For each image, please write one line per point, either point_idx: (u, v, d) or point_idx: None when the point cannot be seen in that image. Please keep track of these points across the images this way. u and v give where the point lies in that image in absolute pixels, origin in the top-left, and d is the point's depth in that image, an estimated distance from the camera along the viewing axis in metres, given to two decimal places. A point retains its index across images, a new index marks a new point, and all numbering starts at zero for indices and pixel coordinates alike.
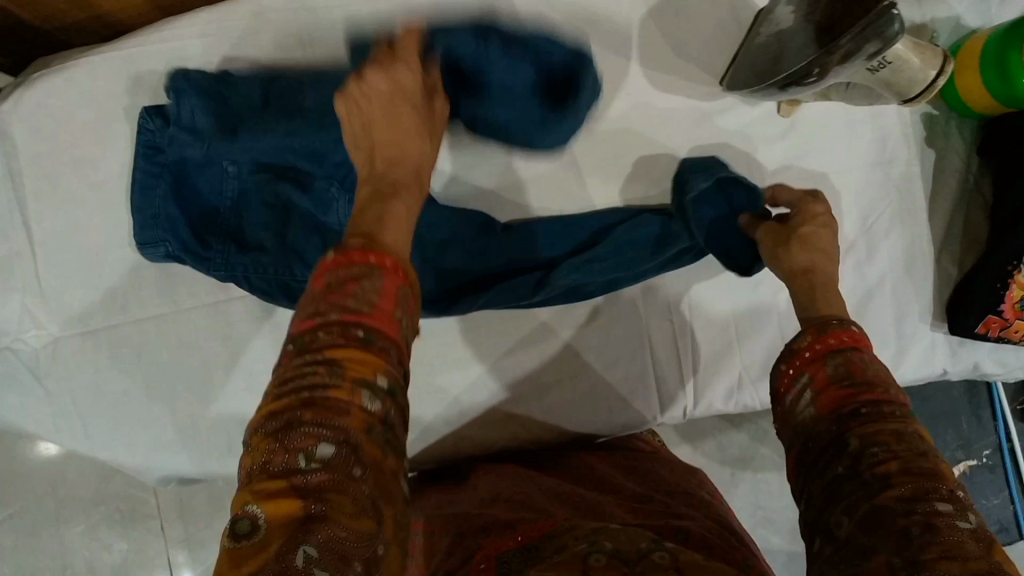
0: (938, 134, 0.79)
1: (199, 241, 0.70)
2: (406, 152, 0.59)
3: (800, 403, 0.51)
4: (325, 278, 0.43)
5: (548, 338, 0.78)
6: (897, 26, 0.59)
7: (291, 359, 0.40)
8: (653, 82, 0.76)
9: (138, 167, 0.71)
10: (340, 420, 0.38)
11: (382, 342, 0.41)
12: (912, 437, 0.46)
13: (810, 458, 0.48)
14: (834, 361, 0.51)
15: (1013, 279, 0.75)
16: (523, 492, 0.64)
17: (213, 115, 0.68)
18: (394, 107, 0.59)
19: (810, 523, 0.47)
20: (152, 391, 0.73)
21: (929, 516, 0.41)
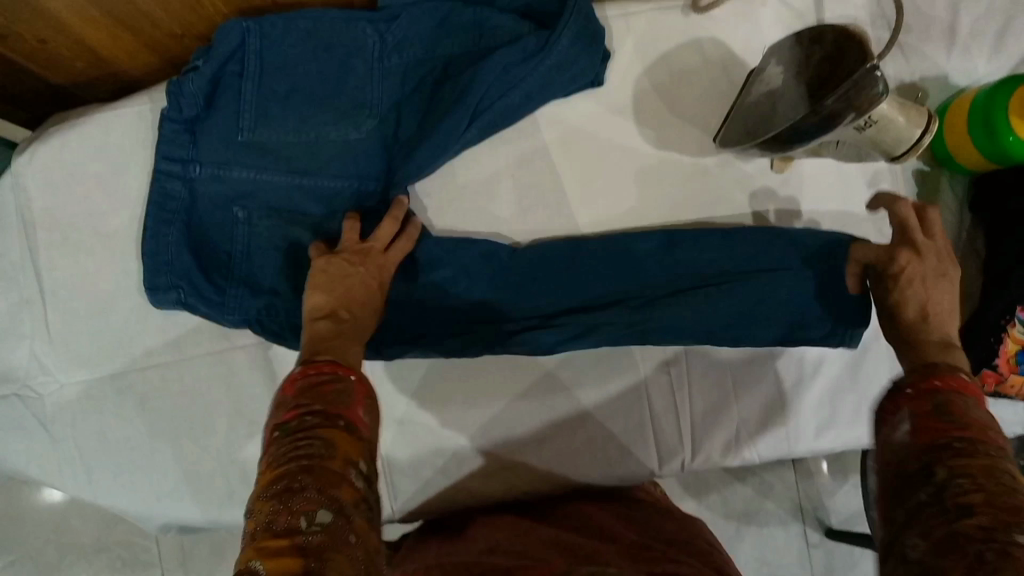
0: (930, 188, 0.81)
1: (213, 286, 0.72)
2: (364, 306, 0.62)
3: (895, 434, 0.51)
4: (302, 381, 0.51)
5: (547, 388, 0.79)
6: (882, 85, 0.62)
7: (283, 438, 0.47)
8: (649, 138, 0.78)
9: (150, 215, 0.72)
10: (336, 490, 0.44)
11: (360, 434, 0.49)
12: (1003, 475, 0.46)
13: (897, 484, 0.49)
14: (938, 399, 0.51)
15: (1007, 332, 0.75)
16: (522, 543, 0.64)
17: (226, 155, 0.72)
18: (360, 281, 0.63)
19: (887, 545, 0.47)
20: (155, 438, 0.74)
21: (1005, 544, 0.41)
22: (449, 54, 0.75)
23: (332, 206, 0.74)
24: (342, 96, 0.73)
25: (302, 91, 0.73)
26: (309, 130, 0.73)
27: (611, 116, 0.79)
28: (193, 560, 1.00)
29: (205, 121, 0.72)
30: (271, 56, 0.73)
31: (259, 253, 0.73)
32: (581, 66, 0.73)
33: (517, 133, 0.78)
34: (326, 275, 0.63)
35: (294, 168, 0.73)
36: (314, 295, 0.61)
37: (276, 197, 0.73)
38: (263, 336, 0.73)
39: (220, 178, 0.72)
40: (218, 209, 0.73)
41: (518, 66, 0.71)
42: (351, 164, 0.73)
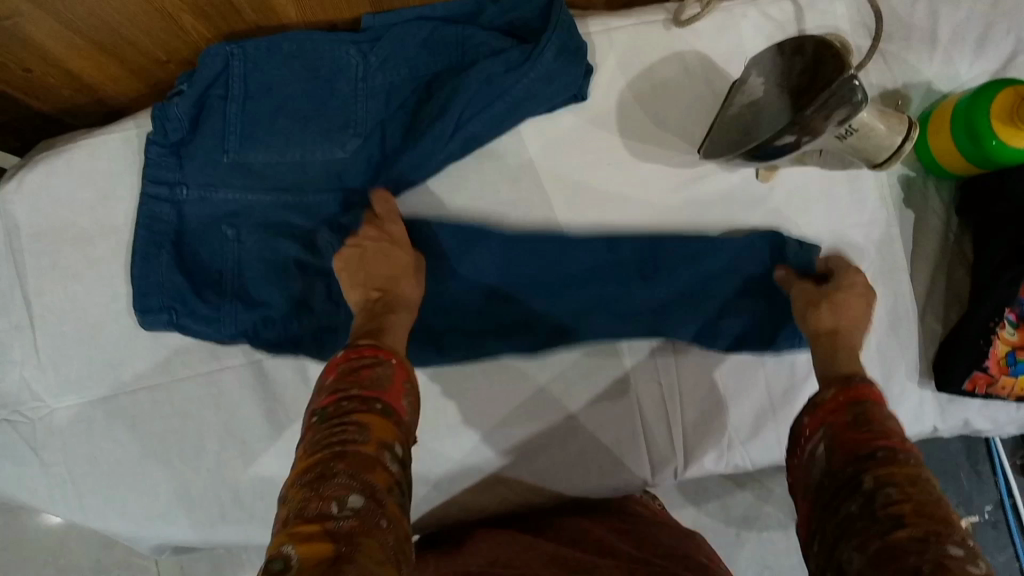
0: (916, 195, 0.81)
1: (205, 303, 0.72)
2: (396, 279, 0.66)
3: (819, 448, 0.53)
4: (341, 367, 0.51)
5: (538, 400, 0.79)
6: (861, 93, 0.62)
7: (320, 423, 0.47)
8: (634, 152, 0.79)
9: (138, 238, 0.73)
10: (368, 475, 0.44)
11: (397, 417, 0.49)
12: (927, 483, 0.47)
13: (826, 498, 0.50)
14: (856, 410, 0.53)
15: (995, 334, 0.75)
16: (523, 560, 0.64)
17: (211, 176, 0.73)
18: (379, 254, 0.67)
19: (823, 560, 0.47)
20: (145, 461, 0.75)
21: (938, 555, 0.42)
22: (431, 72, 0.74)
23: (318, 219, 0.74)
24: (324, 112, 0.74)
25: (286, 110, 0.73)
26: (293, 150, 0.73)
27: (595, 130, 0.79)
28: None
29: (190, 144, 0.73)
30: (256, 78, 0.73)
31: (251, 265, 0.74)
32: (569, 76, 0.72)
33: (503, 149, 0.78)
34: (347, 269, 0.66)
35: (280, 185, 0.74)
36: (348, 289, 0.65)
37: (264, 214, 0.74)
38: (259, 348, 0.74)
39: (206, 200, 0.73)
40: (206, 228, 0.74)
41: (501, 77, 0.71)
42: (337, 179, 0.74)
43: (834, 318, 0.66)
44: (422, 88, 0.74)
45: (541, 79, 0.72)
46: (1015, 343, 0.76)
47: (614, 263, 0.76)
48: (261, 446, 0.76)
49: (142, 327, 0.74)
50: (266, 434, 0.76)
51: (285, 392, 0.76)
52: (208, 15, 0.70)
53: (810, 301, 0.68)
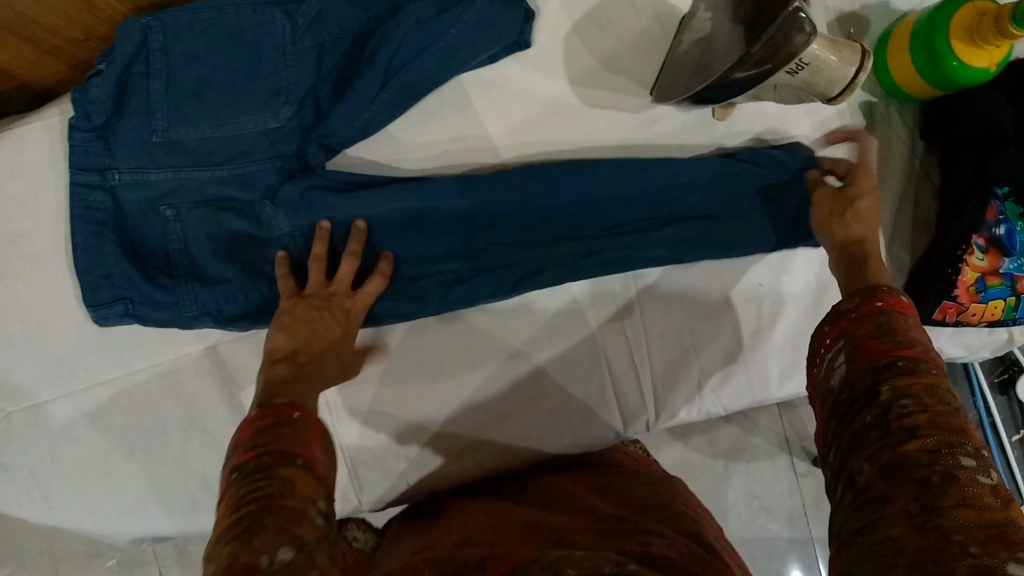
0: (879, 120, 0.78)
1: (160, 287, 0.70)
2: (326, 355, 0.64)
3: (837, 358, 0.49)
4: (256, 423, 0.49)
5: (505, 359, 0.77)
6: (808, 29, 0.59)
7: (240, 478, 0.45)
8: (585, 98, 0.76)
9: (75, 231, 0.69)
10: (297, 528, 0.42)
11: (317, 472, 0.47)
12: (945, 393, 0.44)
13: (842, 410, 0.46)
14: (879, 320, 0.49)
15: (962, 262, 0.73)
16: (493, 532, 0.62)
17: (141, 156, 0.69)
18: (327, 324, 0.65)
19: (833, 472, 0.45)
20: (109, 456, 0.73)
21: (950, 467, 0.40)
22: (364, 30, 0.72)
23: (261, 191, 0.72)
24: (253, 79, 0.70)
25: (214, 82, 0.70)
26: (226, 122, 0.70)
27: (543, 77, 0.76)
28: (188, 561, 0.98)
29: (117, 124, 0.69)
30: (177, 50, 0.70)
31: (200, 241, 0.71)
32: (509, 17, 0.70)
33: (447, 105, 0.75)
34: (292, 318, 0.64)
35: (214, 161, 0.70)
36: (281, 330, 0.63)
37: (202, 189, 0.71)
38: (221, 328, 0.72)
39: (139, 182, 0.70)
40: (145, 212, 0.71)
41: (433, 20, 0.69)
42: (275, 148, 0.71)
43: (862, 226, 0.62)
44: (357, 46, 0.72)
45: (481, 26, 0.70)
46: (985, 269, 0.74)
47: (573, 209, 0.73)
48: (225, 431, 0.74)
49: (95, 323, 0.70)
50: (230, 418, 0.74)
51: (244, 375, 0.75)
52: None
53: (831, 214, 0.64)
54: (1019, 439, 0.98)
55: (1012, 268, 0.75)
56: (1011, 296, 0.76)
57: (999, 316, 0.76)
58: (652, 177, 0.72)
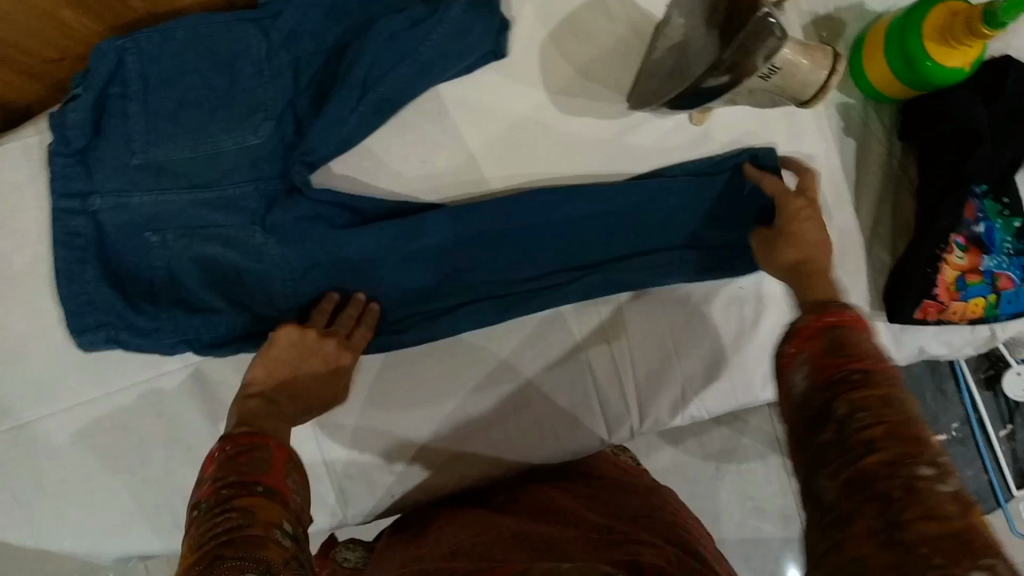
0: (856, 122, 0.79)
1: (142, 313, 0.70)
2: (306, 396, 0.64)
3: (795, 377, 0.48)
4: (220, 452, 0.49)
5: (490, 368, 0.77)
6: (778, 36, 0.58)
7: (201, 513, 0.45)
8: (562, 107, 0.76)
9: (59, 257, 0.70)
10: (261, 552, 0.42)
11: (281, 495, 0.47)
12: (903, 403, 0.42)
13: (802, 428, 0.45)
14: (831, 337, 0.49)
15: (942, 261, 0.74)
16: (484, 543, 0.61)
17: (121, 180, 0.70)
18: (314, 364, 0.66)
19: (800, 492, 0.43)
20: (95, 478, 0.73)
21: (910, 479, 0.38)
22: (338, 43, 0.72)
23: (242, 214, 0.72)
24: (230, 99, 0.70)
25: (191, 102, 0.70)
26: (206, 142, 0.70)
27: (519, 86, 0.76)
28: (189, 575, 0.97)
29: (96, 149, 0.69)
30: (154, 71, 0.70)
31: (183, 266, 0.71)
32: (481, 27, 0.71)
33: (424, 116, 0.75)
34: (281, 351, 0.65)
35: (195, 183, 0.71)
36: (263, 366, 0.64)
37: (184, 213, 0.71)
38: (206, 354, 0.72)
39: (122, 207, 0.70)
40: (128, 238, 0.71)
41: (406, 33, 0.69)
42: (255, 171, 0.71)
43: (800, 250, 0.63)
44: (331, 59, 0.72)
45: (453, 38, 0.70)
46: (964, 268, 0.75)
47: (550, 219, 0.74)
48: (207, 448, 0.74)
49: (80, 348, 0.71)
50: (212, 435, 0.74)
51: (226, 392, 0.74)
52: (90, 8, 0.67)
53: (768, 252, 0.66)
54: (1006, 434, 0.99)
55: (992, 266, 0.76)
56: (992, 294, 0.76)
57: (980, 314, 0.76)
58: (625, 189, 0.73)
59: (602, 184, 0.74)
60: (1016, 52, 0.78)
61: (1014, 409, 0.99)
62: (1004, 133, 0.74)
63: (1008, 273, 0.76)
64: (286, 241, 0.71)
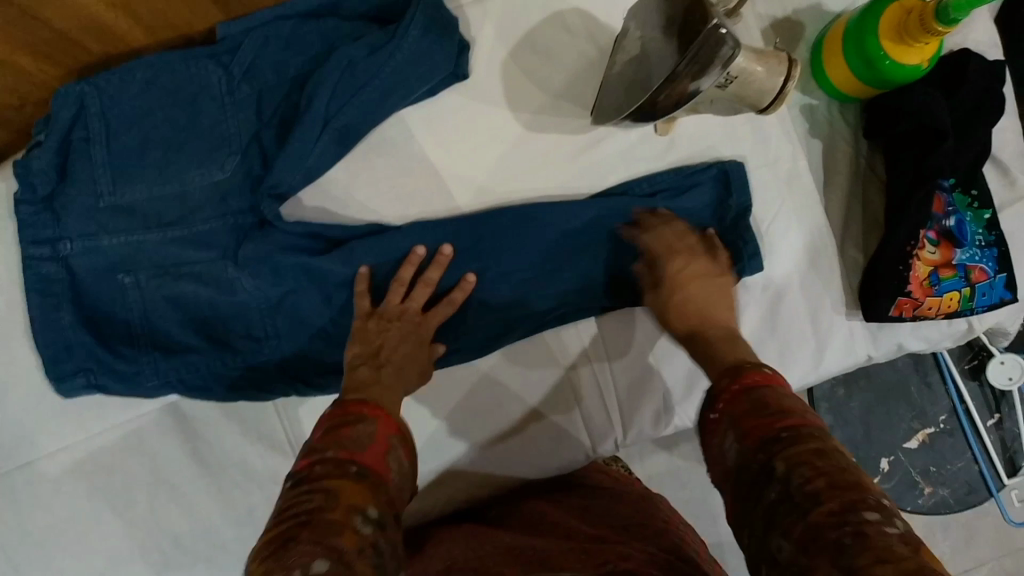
0: (820, 123, 0.79)
1: (122, 357, 0.70)
2: (404, 363, 0.65)
3: (726, 440, 0.48)
4: (325, 425, 0.50)
5: (471, 387, 0.77)
6: (731, 46, 0.59)
7: (290, 490, 0.45)
8: (528, 124, 0.76)
9: (31, 305, 0.69)
10: (335, 539, 0.41)
11: (374, 477, 0.46)
12: (837, 455, 0.43)
13: (744, 490, 0.45)
14: (753, 396, 0.49)
15: (912, 258, 0.74)
16: (479, 557, 0.60)
17: (92, 224, 0.70)
18: (402, 335, 0.67)
19: (755, 554, 0.43)
20: (79, 522, 0.73)
21: (857, 524, 0.38)
22: (300, 73, 0.72)
23: (213, 250, 0.71)
24: (195, 136, 0.71)
25: (156, 141, 0.70)
26: (172, 180, 0.70)
27: (483, 106, 0.76)
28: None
29: (65, 194, 0.69)
30: (116, 113, 0.70)
31: (159, 308, 0.71)
32: (441, 49, 0.71)
33: (390, 141, 0.75)
34: (366, 327, 0.66)
35: (164, 221, 0.71)
36: (354, 342, 0.65)
37: (157, 252, 0.71)
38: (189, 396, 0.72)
39: (92, 250, 0.70)
40: (101, 280, 0.71)
41: (366, 61, 0.70)
42: (223, 207, 0.71)
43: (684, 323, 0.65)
44: (294, 89, 0.72)
45: (414, 62, 0.70)
46: (937, 262, 0.75)
47: (521, 236, 0.74)
48: (190, 486, 0.74)
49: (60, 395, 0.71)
50: (195, 472, 0.74)
51: (207, 428, 0.74)
52: (49, 56, 0.67)
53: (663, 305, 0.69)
54: (994, 423, 0.99)
55: (965, 259, 0.76)
56: (966, 287, 0.76)
57: (955, 308, 0.77)
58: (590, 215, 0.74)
59: (570, 202, 0.75)
60: (974, 44, 0.79)
61: (1000, 397, 0.99)
62: (968, 126, 0.74)
63: (980, 266, 0.76)
64: (260, 278, 0.71)
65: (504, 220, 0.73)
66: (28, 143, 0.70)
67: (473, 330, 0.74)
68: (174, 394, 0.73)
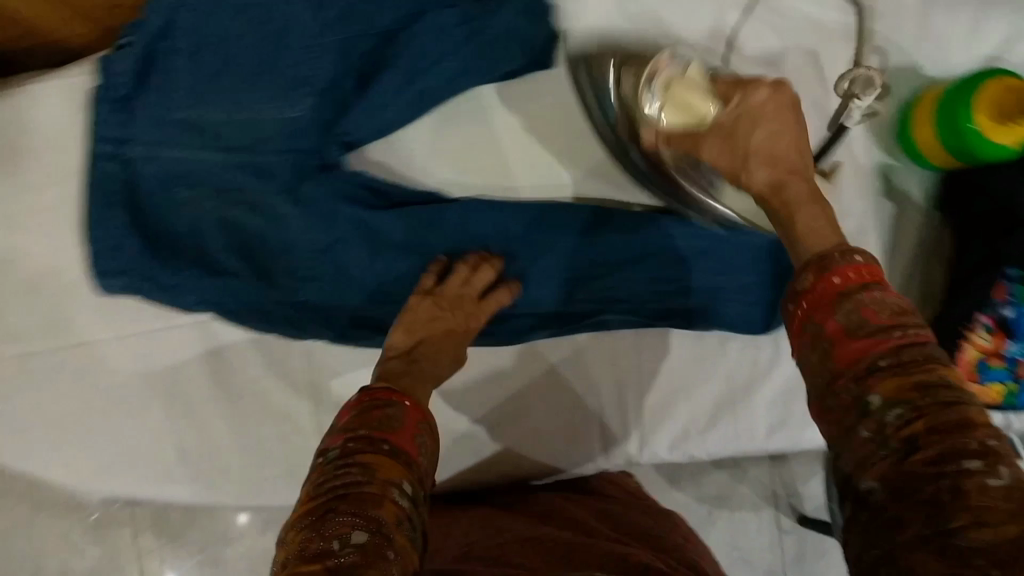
0: (897, 184, 0.77)
1: (167, 270, 0.70)
2: (441, 354, 0.66)
3: (814, 353, 0.44)
4: (355, 410, 0.52)
5: (495, 373, 0.76)
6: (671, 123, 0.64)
7: (327, 465, 0.48)
8: (601, 124, 0.76)
9: (92, 201, 0.71)
10: (372, 511, 0.43)
11: (406, 455, 0.49)
12: (940, 386, 0.39)
13: (832, 416, 0.43)
14: (844, 306, 0.43)
15: (965, 339, 0.72)
16: (499, 545, 0.60)
17: (165, 135, 0.71)
18: (448, 323, 0.68)
19: (842, 483, 0.42)
20: (93, 415, 0.74)
21: (956, 479, 0.36)
22: (391, 28, 0.71)
23: (276, 183, 0.72)
24: (276, 70, 0.70)
25: (240, 68, 0.70)
26: (247, 109, 0.71)
27: (559, 98, 0.76)
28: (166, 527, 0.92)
29: (145, 102, 0.70)
30: (204, 31, 0.69)
31: (212, 227, 0.72)
32: (531, 29, 0.71)
33: (464, 114, 0.75)
34: (410, 322, 0.67)
35: (233, 146, 0.71)
36: (398, 331, 0.67)
37: (221, 173, 0.72)
38: (222, 318, 0.73)
39: (157, 158, 0.71)
40: (163, 189, 0.72)
41: (457, 29, 0.70)
42: (291, 144, 0.72)
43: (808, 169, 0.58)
44: (381, 45, 0.71)
45: (503, 40, 0.71)
46: (988, 350, 0.73)
47: (572, 234, 0.73)
48: (205, 404, 0.74)
49: (100, 292, 0.72)
50: (210, 393, 0.74)
51: (232, 353, 0.75)
52: None
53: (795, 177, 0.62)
54: None
55: (1016, 352, 0.74)
56: (1010, 380, 0.75)
57: (998, 399, 0.76)
58: (651, 229, 0.73)
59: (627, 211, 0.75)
60: None
61: None
62: None
63: None
64: (313, 219, 0.72)
65: (568, 214, 0.73)
66: (115, 43, 0.70)
67: (505, 319, 0.74)
68: (210, 314, 0.73)
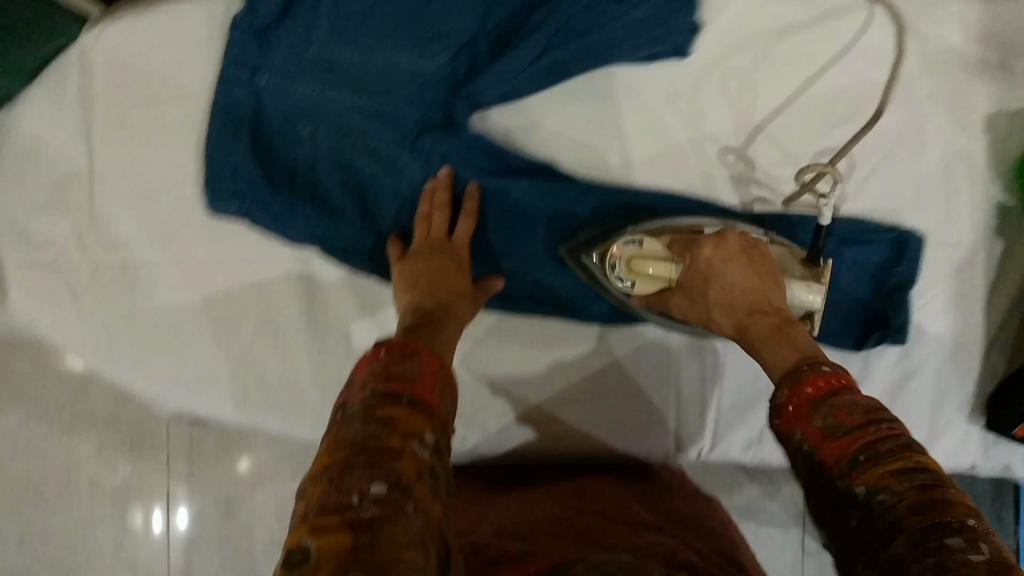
0: (1010, 227, 0.75)
1: (281, 200, 0.71)
2: (455, 299, 0.66)
3: (801, 454, 0.47)
4: (374, 358, 0.50)
5: (581, 350, 0.77)
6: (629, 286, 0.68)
7: (344, 416, 0.45)
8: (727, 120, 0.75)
9: (216, 123, 0.71)
10: (393, 464, 0.42)
11: (426, 405, 0.47)
12: (919, 473, 0.42)
13: (824, 510, 0.45)
14: (822, 411, 0.47)
15: None
16: (535, 525, 0.59)
17: (297, 68, 0.70)
18: (446, 271, 0.68)
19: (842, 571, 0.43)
20: (184, 330, 0.75)
21: (942, 557, 0.37)
22: None
23: (400, 133, 0.72)
24: (416, 19, 0.70)
25: (381, 12, 0.69)
26: (381, 53, 0.70)
27: (686, 88, 0.75)
28: (198, 454, 0.95)
29: (282, 35, 0.70)
30: None
31: (333, 166, 0.72)
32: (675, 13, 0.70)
33: (591, 91, 0.75)
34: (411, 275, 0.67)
35: (363, 88, 0.71)
36: (402, 290, 0.67)
37: (345, 115, 0.72)
38: (326, 255, 0.74)
39: (286, 91, 0.71)
40: (286, 122, 0.72)
41: (605, 5, 0.69)
42: (417, 96, 0.71)
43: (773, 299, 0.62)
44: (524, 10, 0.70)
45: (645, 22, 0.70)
46: None
47: None
48: (293, 336, 0.75)
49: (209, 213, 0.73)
50: (301, 326, 0.75)
51: (328, 291, 0.75)
52: None
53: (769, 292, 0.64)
54: None
55: None
56: None
57: None
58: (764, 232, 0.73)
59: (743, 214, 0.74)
60: None
61: None
62: None
63: None
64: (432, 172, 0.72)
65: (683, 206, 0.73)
66: None
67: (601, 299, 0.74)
68: (315, 250, 0.74)
